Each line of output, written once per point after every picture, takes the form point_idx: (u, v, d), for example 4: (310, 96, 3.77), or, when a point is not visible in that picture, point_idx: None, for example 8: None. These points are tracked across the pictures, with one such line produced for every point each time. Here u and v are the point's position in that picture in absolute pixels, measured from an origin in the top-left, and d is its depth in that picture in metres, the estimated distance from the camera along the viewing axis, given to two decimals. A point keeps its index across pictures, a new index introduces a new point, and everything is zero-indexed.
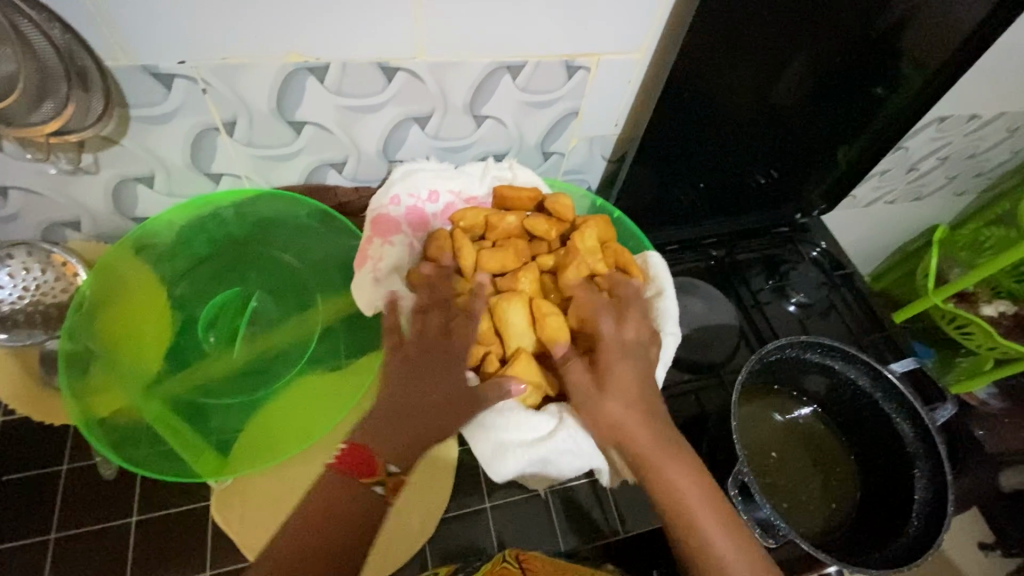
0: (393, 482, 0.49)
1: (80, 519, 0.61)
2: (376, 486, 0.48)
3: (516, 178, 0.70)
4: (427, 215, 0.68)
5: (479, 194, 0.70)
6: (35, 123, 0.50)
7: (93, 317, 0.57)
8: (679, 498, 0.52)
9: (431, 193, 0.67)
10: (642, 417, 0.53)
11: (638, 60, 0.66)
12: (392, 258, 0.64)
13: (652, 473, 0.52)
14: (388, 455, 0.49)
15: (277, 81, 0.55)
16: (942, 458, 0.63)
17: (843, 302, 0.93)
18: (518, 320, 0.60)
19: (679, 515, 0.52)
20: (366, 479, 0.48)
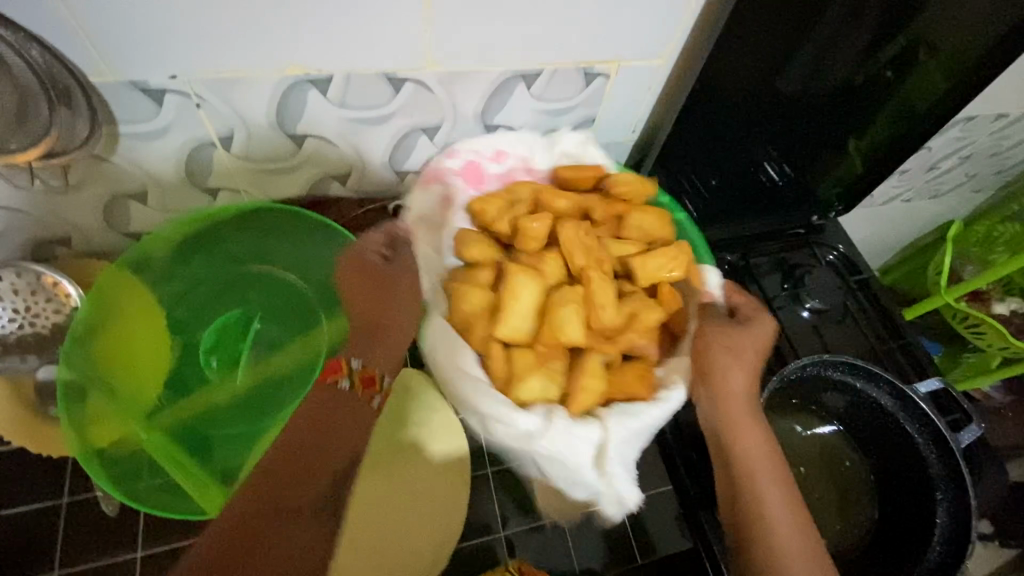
0: (363, 378, 0.47)
1: (80, 556, 0.57)
2: (343, 381, 0.46)
3: (584, 157, 0.64)
4: (485, 174, 0.63)
5: (543, 168, 0.65)
6: (15, 148, 0.47)
7: (86, 348, 0.54)
8: (754, 455, 0.52)
9: (496, 152, 0.63)
10: (748, 411, 0.54)
11: (659, 67, 0.62)
12: (420, 207, 0.60)
13: (729, 428, 0.53)
14: (360, 356, 0.49)
15: (277, 94, 0.51)
16: (964, 482, 0.62)
17: (859, 308, 0.89)
18: (526, 300, 0.57)
19: (750, 472, 0.51)
20: (332, 376, 0.47)
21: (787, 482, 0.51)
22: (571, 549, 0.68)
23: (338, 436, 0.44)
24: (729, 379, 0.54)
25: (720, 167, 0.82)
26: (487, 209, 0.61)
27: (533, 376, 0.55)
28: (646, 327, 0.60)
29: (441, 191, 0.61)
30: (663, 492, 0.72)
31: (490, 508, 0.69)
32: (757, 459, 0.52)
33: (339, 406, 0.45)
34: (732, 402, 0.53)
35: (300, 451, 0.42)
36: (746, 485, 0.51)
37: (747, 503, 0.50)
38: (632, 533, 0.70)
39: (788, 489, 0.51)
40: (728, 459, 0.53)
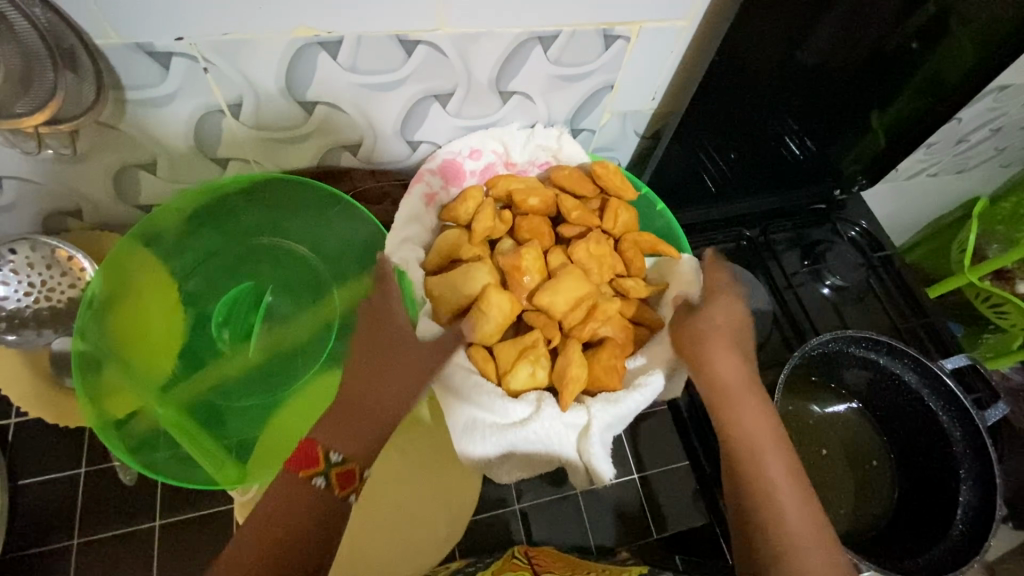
0: (340, 475, 0.42)
1: (102, 524, 0.57)
2: (318, 477, 0.41)
3: (561, 151, 0.66)
4: (463, 171, 0.65)
5: (520, 161, 0.67)
6: (19, 113, 0.45)
7: (104, 316, 0.54)
8: (756, 437, 0.49)
9: (472, 150, 0.64)
10: (743, 387, 0.52)
11: (682, 29, 0.59)
12: (411, 207, 0.61)
13: (728, 410, 0.51)
14: (339, 445, 0.43)
15: (286, 59, 0.50)
16: (991, 458, 0.61)
17: (881, 286, 0.87)
18: (478, 283, 0.58)
19: (753, 457, 0.48)
20: (306, 471, 0.41)
21: (794, 468, 0.48)
22: (585, 522, 0.68)
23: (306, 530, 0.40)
24: (722, 366, 0.52)
25: (738, 141, 0.79)
26: (460, 213, 0.63)
27: (520, 364, 0.56)
28: (608, 316, 0.61)
29: (422, 189, 0.62)
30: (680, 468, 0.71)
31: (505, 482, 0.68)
32: (761, 442, 0.49)
33: (300, 498, 0.41)
34: (728, 384, 0.52)
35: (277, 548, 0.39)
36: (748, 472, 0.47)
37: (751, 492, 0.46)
38: (651, 506, 0.69)
39: (796, 474, 0.47)
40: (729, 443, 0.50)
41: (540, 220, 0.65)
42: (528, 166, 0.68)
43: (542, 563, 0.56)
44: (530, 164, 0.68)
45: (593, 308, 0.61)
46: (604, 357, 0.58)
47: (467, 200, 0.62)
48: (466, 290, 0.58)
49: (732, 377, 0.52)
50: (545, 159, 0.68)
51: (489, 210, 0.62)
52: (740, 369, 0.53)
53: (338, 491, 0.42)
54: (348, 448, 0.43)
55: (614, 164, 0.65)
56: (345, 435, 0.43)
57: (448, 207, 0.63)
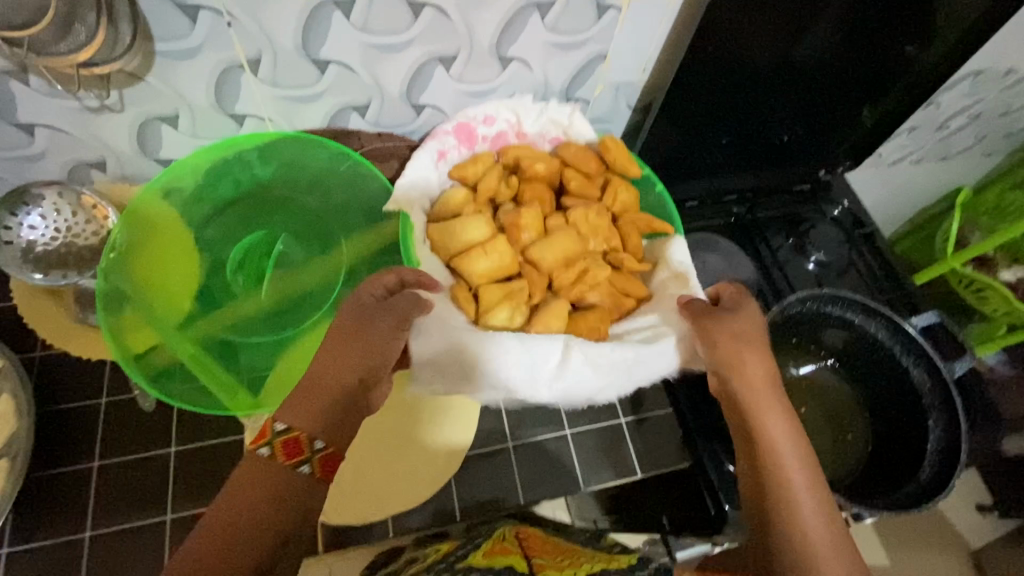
0: (286, 445, 0.40)
1: (120, 449, 0.60)
2: (263, 449, 0.39)
3: (571, 125, 0.70)
4: (476, 134, 0.68)
5: (531, 132, 0.71)
6: (64, 52, 0.48)
7: (125, 261, 0.57)
8: (781, 445, 0.45)
9: (487, 117, 0.67)
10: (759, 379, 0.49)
11: (670, 1, 0.63)
12: (415, 172, 0.64)
13: (754, 413, 0.47)
14: (287, 416, 0.41)
15: (303, 16, 0.54)
16: (956, 407, 0.64)
17: (862, 261, 0.91)
18: (476, 232, 0.63)
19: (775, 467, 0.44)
20: (255, 444, 0.40)
21: (817, 480, 0.44)
22: (575, 465, 0.71)
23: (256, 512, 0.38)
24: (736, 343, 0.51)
25: (728, 127, 0.82)
26: (470, 173, 0.67)
27: (500, 307, 0.61)
28: (596, 282, 0.65)
29: (435, 146, 0.65)
30: (666, 422, 0.74)
31: (499, 428, 0.72)
32: (784, 447, 0.45)
33: (268, 478, 0.39)
34: (752, 384, 0.49)
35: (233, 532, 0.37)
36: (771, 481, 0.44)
37: (770, 503, 0.43)
38: (637, 453, 0.72)
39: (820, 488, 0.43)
40: (751, 444, 0.46)
41: (543, 186, 0.69)
42: (538, 138, 0.72)
43: (533, 545, 0.54)
44: (540, 137, 0.72)
45: (584, 271, 0.65)
46: (587, 317, 0.63)
47: (478, 162, 0.67)
48: (467, 235, 0.63)
49: (742, 355, 0.50)
50: (556, 134, 0.72)
51: (496, 175, 0.68)
52: (768, 371, 0.50)
53: (287, 460, 0.39)
54: (297, 417, 0.41)
55: (621, 142, 0.69)
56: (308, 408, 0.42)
57: (459, 164, 0.68)
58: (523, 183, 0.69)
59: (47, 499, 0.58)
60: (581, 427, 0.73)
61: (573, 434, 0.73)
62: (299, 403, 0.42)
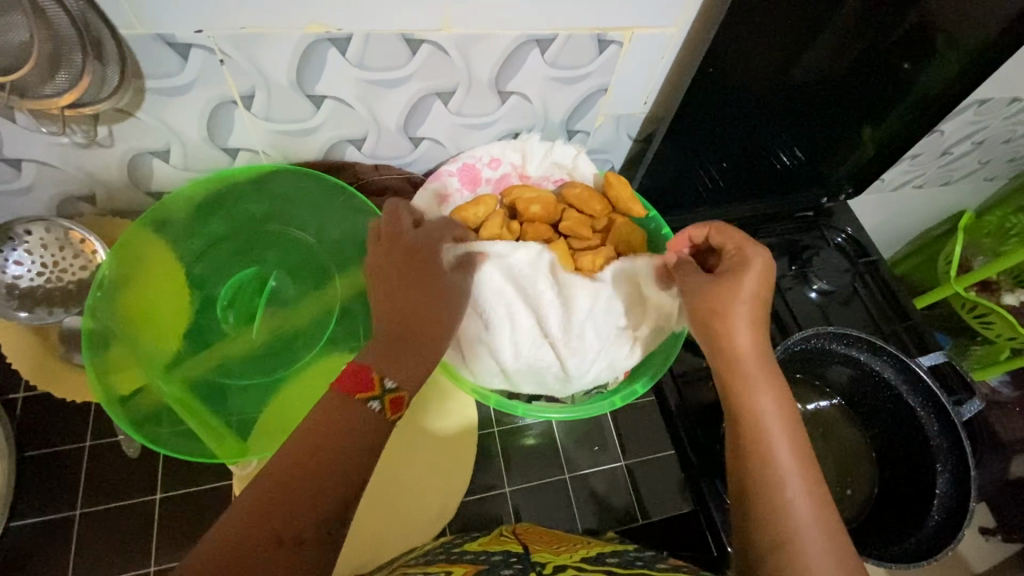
0: (392, 401, 0.42)
1: (101, 498, 0.59)
2: (373, 401, 0.41)
3: (575, 169, 0.70)
4: (480, 177, 0.69)
5: (535, 175, 0.71)
6: (49, 94, 0.47)
7: (113, 296, 0.57)
8: (765, 419, 0.44)
9: (492, 159, 0.69)
10: (757, 350, 0.46)
11: (673, 36, 0.62)
12: (421, 203, 0.65)
13: (743, 394, 0.45)
14: (390, 372, 0.43)
15: (298, 53, 0.53)
16: (965, 452, 0.62)
17: (866, 289, 0.89)
18: None
19: (757, 445, 0.43)
20: (362, 394, 0.41)
21: (807, 451, 0.43)
22: (575, 507, 0.69)
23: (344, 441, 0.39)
24: (732, 310, 0.47)
25: (729, 150, 0.81)
26: (470, 215, 0.65)
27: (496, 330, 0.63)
28: None
29: (438, 188, 0.66)
30: (666, 460, 0.73)
31: (496, 468, 0.70)
32: (773, 420, 0.44)
33: (339, 414, 0.40)
34: (743, 360, 0.46)
35: (291, 475, 0.37)
36: (755, 459, 0.42)
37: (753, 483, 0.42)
38: (638, 494, 0.71)
39: (807, 460, 0.42)
40: (738, 426, 0.44)
41: (543, 227, 0.68)
42: (541, 179, 0.72)
43: (531, 537, 0.55)
44: (544, 179, 0.72)
45: None
46: None
47: (479, 205, 0.66)
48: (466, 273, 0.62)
49: (746, 334, 0.47)
50: (560, 176, 0.72)
51: (497, 218, 0.66)
52: (760, 347, 0.47)
53: (356, 394, 0.41)
54: (403, 378, 0.43)
55: (627, 180, 0.69)
56: (393, 360, 0.44)
57: (459, 207, 0.65)
58: (525, 225, 0.68)
59: (25, 551, 0.56)
60: (579, 466, 0.71)
61: (572, 477, 0.71)
62: (389, 353, 0.44)
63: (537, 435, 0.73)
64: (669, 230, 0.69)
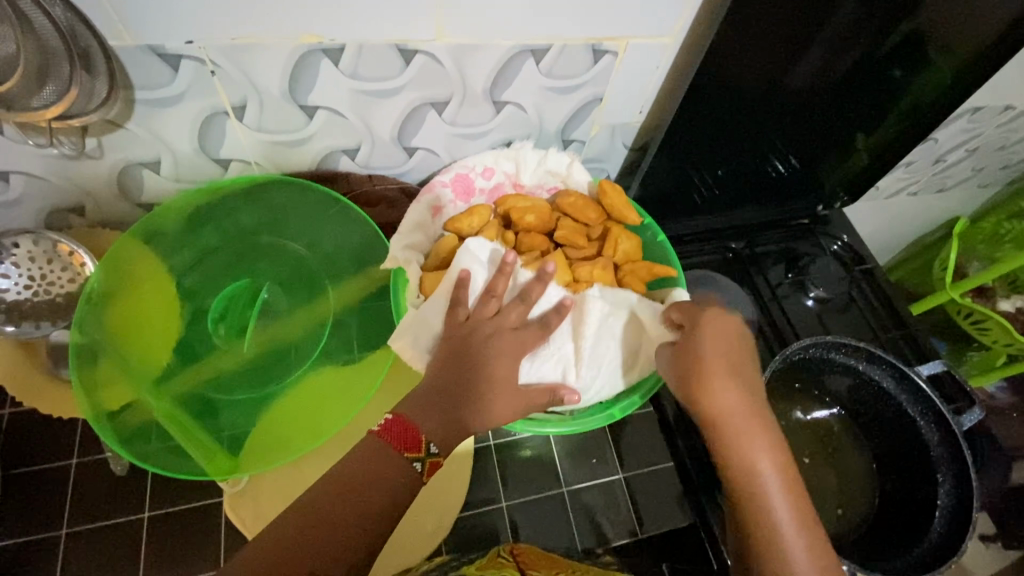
0: (432, 464, 0.47)
1: (91, 517, 0.60)
2: (417, 462, 0.46)
3: (569, 176, 0.70)
4: (473, 187, 0.69)
5: (529, 184, 0.71)
6: (36, 107, 0.47)
7: (101, 310, 0.56)
8: (765, 483, 0.44)
9: (485, 169, 0.68)
10: (750, 410, 0.46)
11: (668, 46, 0.62)
12: (415, 216, 0.65)
13: (739, 458, 0.45)
14: (436, 439, 0.48)
15: (290, 65, 0.52)
16: (966, 462, 0.62)
17: (863, 297, 0.88)
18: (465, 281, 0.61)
19: (770, 532, 0.43)
20: (410, 454, 0.46)
21: (804, 502, 0.44)
22: (573, 524, 0.68)
23: (374, 488, 0.44)
24: (714, 369, 0.47)
25: (726, 158, 0.80)
26: (463, 226, 0.66)
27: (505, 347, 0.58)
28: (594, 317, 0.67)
29: (431, 200, 0.66)
30: (663, 473, 0.72)
31: (493, 481, 0.70)
32: (773, 489, 0.44)
33: (381, 464, 0.45)
34: (733, 423, 0.45)
35: (316, 518, 0.43)
36: (768, 552, 0.43)
37: (771, 573, 0.43)
38: (637, 509, 0.70)
39: (811, 526, 0.44)
40: (736, 492, 0.45)
41: (539, 236, 0.67)
42: (536, 188, 0.71)
43: (530, 563, 0.53)
44: (539, 187, 0.71)
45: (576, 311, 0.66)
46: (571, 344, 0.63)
47: (472, 215, 0.66)
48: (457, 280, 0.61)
49: (731, 395, 0.46)
50: (554, 184, 0.71)
51: (491, 227, 0.66)
52: (743, 402, 0.46)
53: (405, 452, 0.46)
54: (443, 444, 0.48)
55: (621, 186, 0.68)
56: (427, 412, 0.48)
57: (453, 220, 0.66)
58: (521, 235, 0.67)
59: (19, 567, 0.58)
60: (577, 479, 0.71)
61: (570, 492, 0.70)
62: (424, 405, 0.49)
63: (534, 448, 0.72)
64: (662, 236, 0.69)
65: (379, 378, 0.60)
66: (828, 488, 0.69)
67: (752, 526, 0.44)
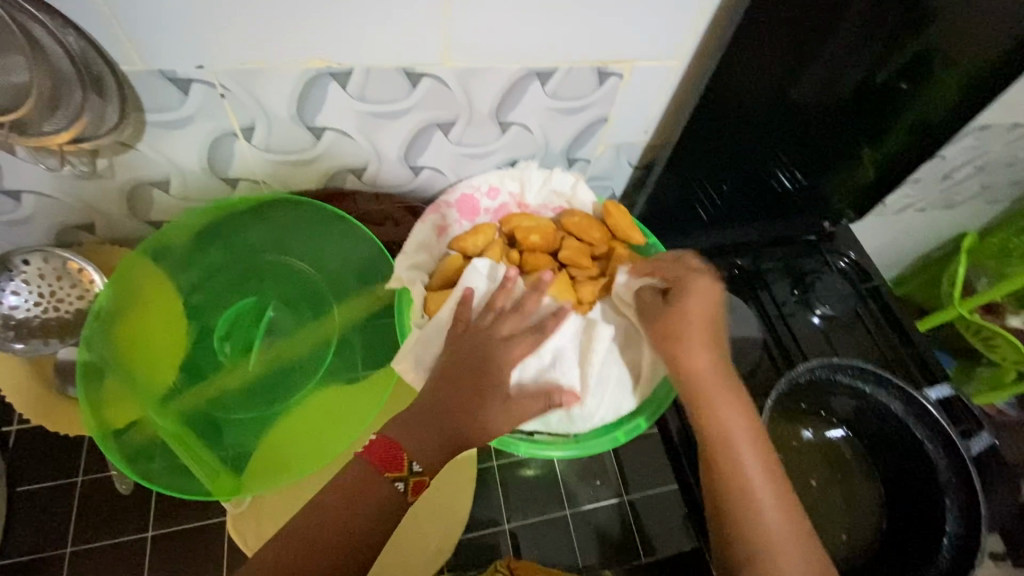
0: (416, 484, 0.46)
1: (95, 535, 0.60)
2: (399, 482, 0.46)
3: (574, 197, 0.70)
4: (478, 207, 0.69)
5: (533, 204, 0.71)
6: (48, 131, 0.48)
7: (109, 326, 0.57)
8: (732, 431, 0.51)
9: (490, 189, 0.68)
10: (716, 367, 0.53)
11: (673, 68, 0.62)
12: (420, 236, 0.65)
13: (708, 407, 0.52)
14: (417, 453, 0.47)
15: (299, 88, 0.53)
16: (974, 486, 0.62)
17: (870, 316, 0.86)
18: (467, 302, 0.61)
19: (742, 482, 0.49)
20: (391, 473, 0.46)
21: (767, 451, 0.51)
22: (575, 545, 0.68)
23: (361, 513, 0.44)
24: (684, 328, 0.55)
25: (730, 172, 0.80)
26: (469, 245, 0.65)
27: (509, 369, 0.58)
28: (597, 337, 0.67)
29: (434, 220, 0.66)
30: (667, 495, 0.71)
31: (495, 501, 0.70)
32: (740, 438, 0.51)
33: (369, 487, 0.45)
34: (703, 378, 0.53)
35: (305, 544, 0.43)
36: (736, 491, 0.49)
37: (738, 511, 0.49)
38: (640, 531, 0.69)
39: (773, 470, 0.50)
40: (708, 439, 0.52)
41: (543, 256, 0.67)
42: (540, 208, 0.71)
43: None
44: (543, 207, 0.71)
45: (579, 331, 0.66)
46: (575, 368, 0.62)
47: (478, 235, 0.65)
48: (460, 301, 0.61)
49: (700, 353, 0.54)
50: (559, 204, 0.71)
51: (496, 246, 0.65)
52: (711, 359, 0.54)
53: (387, 473, 0.46)
54: (426, 459, 0.48)
55: (625, 207, 0.68)
56: (413, 431, 0.49)
57: (458, 238, 0.65)
58: (525, 254, 0.67)
59: None
60: (580, 498, 0.71)
61: (572, 513, 0.70)
62: (410, 424, 0.49)
63: (537, 467, 0.72)
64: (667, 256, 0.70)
65: (382, 401, 0.59)
66: (836, 513, 0.68)
67: (723, 468, 0.50)
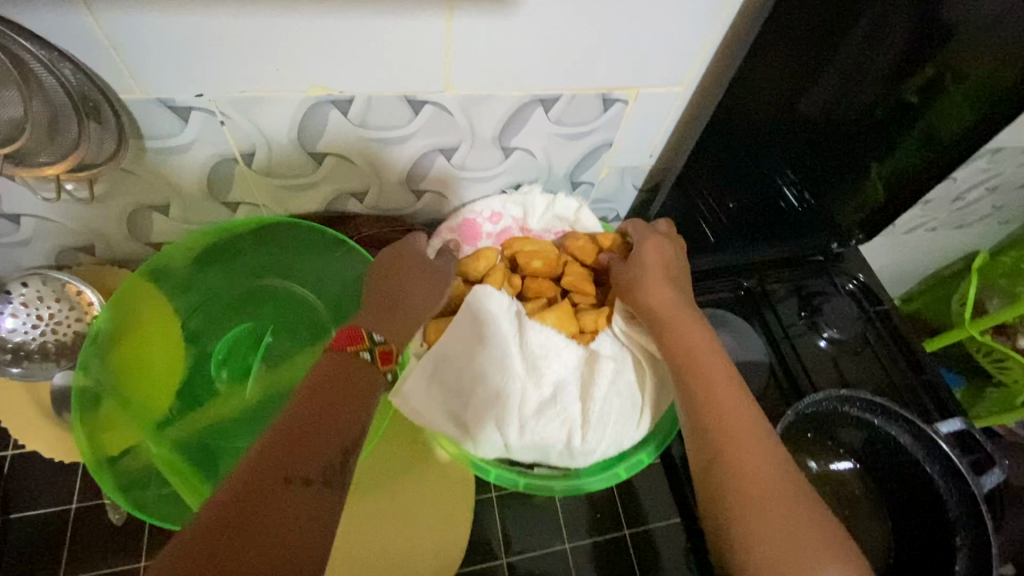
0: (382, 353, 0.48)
1: (87, 564, 0.60)
2: (365, 352, 0.46)
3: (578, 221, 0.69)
4: (481, 232, 0.69)
5: (536, 228, 0.71)
6: (44, 162, 0.47)
7: (107, 349, 0.55)
8: (695, 351, 0.54)
9: (492, 214, 0.69)
10: (678, 299, 0.57)
11: (678, 94, 0.61)
12: None
13: (672, 330, 0.55)
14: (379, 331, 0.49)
15: (298, 115, 0.52)
16: (986, 527, 0.59)
17: (879, 340, 0.84)
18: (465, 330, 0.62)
19: (706, 395, 0.50)
20: (355, 349, 0.46)
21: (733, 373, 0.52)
22: None
23: (350, 398, 0.42)
24: (648, 262, 0.59)
25: (735, 190, 0.79)
26: (471, 270, 0.65)
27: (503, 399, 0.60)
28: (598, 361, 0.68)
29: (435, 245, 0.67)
30: (666, 528, 0.70)
31: (492, 531, 0.68)
32: (704, 356, 0.53)
33: (353, 375, 0.43)
34: (665, 307, 0.57)
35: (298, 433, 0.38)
36: (702, 401, 0.50)
37: (706, 420, 0.49)
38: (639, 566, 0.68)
39: (737, 384, 0.51)
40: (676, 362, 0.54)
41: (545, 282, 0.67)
42: (543, 233, 0.71)
43: None
44: (546, 231, 0.71)
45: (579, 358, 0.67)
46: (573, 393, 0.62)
47: (479, 259, 0.64)
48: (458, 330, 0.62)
49: (664, 286, 0.58)
50: (562, 228, 0.72)
51: (498, 271, 0.65)
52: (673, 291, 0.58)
53: (351, 348, 0.46)
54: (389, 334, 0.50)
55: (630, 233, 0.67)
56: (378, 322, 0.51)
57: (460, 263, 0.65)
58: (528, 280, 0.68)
59: None
60: (577, 530, 0.69)
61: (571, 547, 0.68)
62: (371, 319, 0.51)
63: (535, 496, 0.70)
64: None
65: None
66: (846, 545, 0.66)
67: (688, 385, 0.52)
